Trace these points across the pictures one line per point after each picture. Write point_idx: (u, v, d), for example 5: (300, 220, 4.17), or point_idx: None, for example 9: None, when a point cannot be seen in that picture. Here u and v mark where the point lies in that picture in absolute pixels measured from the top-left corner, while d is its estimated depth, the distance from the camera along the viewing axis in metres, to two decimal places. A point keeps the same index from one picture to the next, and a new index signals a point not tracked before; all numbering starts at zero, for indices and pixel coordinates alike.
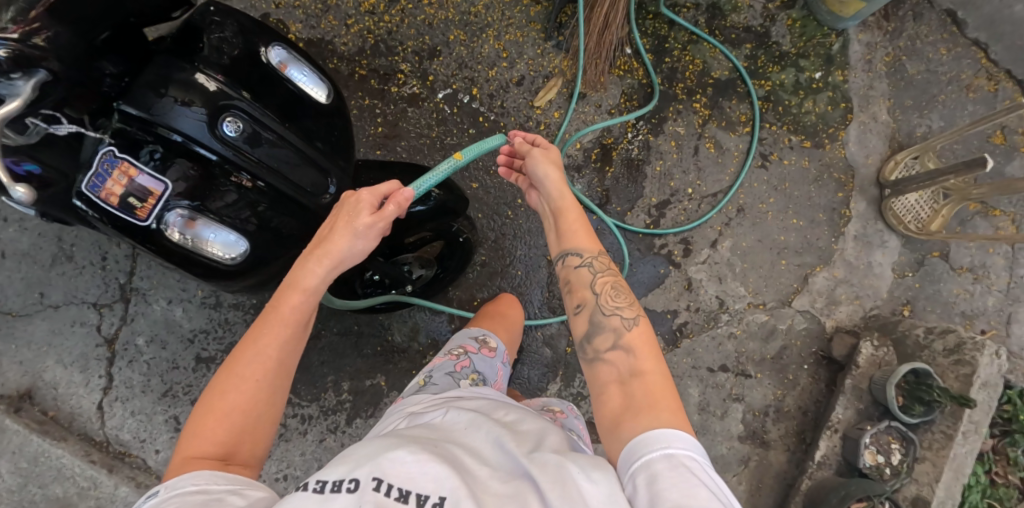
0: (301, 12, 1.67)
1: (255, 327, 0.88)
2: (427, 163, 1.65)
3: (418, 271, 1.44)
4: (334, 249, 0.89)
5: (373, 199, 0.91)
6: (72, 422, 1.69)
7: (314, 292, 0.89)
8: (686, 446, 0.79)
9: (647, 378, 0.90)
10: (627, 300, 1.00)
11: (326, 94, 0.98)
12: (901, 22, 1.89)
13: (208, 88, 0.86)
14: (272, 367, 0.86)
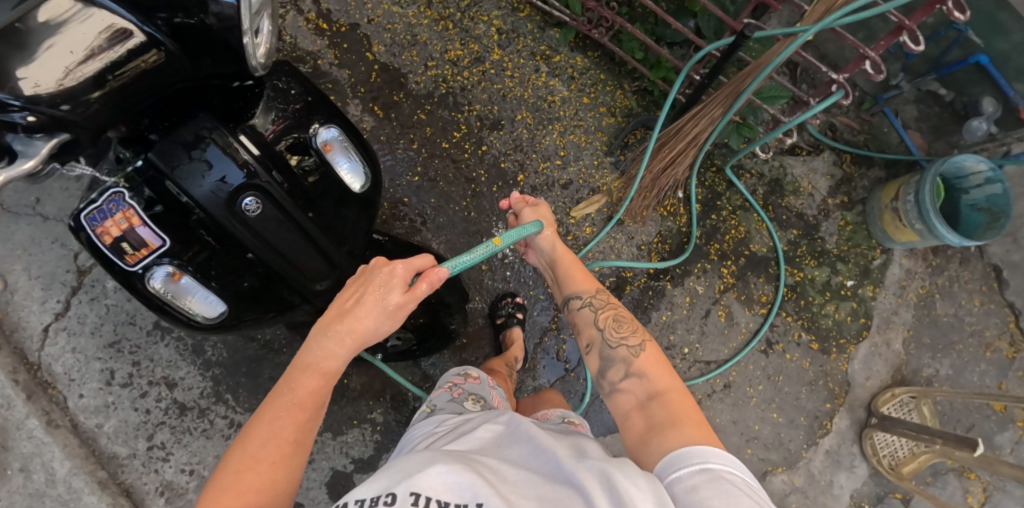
0: (388, 36, 1.66)
1: (265, 404, 0.81)
2: (449, 226, 1.62)
3: (394, 342, 1.34)
4: (364, 329, 0.84)
5: (403, 275, 0.86)
6: (12, 332, 1.58)
7: (334, 371, 0.84)
8: (724, 460, 0.75)
9: (665, 397, 0.89)
10: (631, 332, 0.99)
11: (362, 185, 1.00)
12: (945, 260, 1.88)
13: (246, 162, 0.85)
14: (287, 444, 0.80)
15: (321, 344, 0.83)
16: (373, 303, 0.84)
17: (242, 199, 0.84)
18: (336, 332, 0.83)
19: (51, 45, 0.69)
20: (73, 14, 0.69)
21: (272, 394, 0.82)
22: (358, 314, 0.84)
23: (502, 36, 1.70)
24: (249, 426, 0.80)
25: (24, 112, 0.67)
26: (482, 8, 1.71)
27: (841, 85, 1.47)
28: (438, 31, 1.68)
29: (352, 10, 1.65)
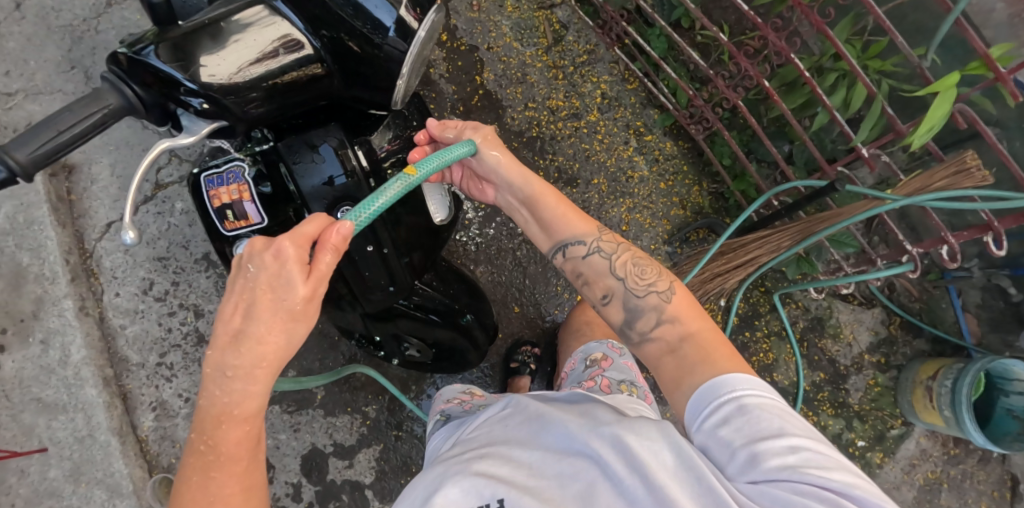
0: (501, 68, 1.74)
1: (188, 471, 0.77)
2: (498, 259, 1.65)
3: (412, 353, 1.31)
4: (275, 348, 0.77)
5: (297, 254, 0.77)
6: (79, 218, 1.65)
7: (250, 414, 0.77)
8: (753, 387, 0.82)
9: (696, 337, 0.93)
10: (653, 275, 1.02)
11: (444, 218, 1.07)
12: (964, 453, 1.83)
13: (350, 176, 0.95)
14: (238, 494, 0.77)
15: (223, 389, 0.76)
16: (271, 324, 0.76)
17: (337, 208, 0.94)
18: (233, 368, 0.76)
19: (239, 39, 0.78)
20: (260, 18, 0.79)
21: (192, 455, 0.77)
22: (244, 342, 0.75)
23: (605, 101, 1.76)
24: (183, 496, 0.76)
25: (199, 97, 0.78)
26: (595, 70, 1.78)
27: (912, 257, 1.48)
28: (547, 77, 1.76)
29: (477, 33, 1.73)
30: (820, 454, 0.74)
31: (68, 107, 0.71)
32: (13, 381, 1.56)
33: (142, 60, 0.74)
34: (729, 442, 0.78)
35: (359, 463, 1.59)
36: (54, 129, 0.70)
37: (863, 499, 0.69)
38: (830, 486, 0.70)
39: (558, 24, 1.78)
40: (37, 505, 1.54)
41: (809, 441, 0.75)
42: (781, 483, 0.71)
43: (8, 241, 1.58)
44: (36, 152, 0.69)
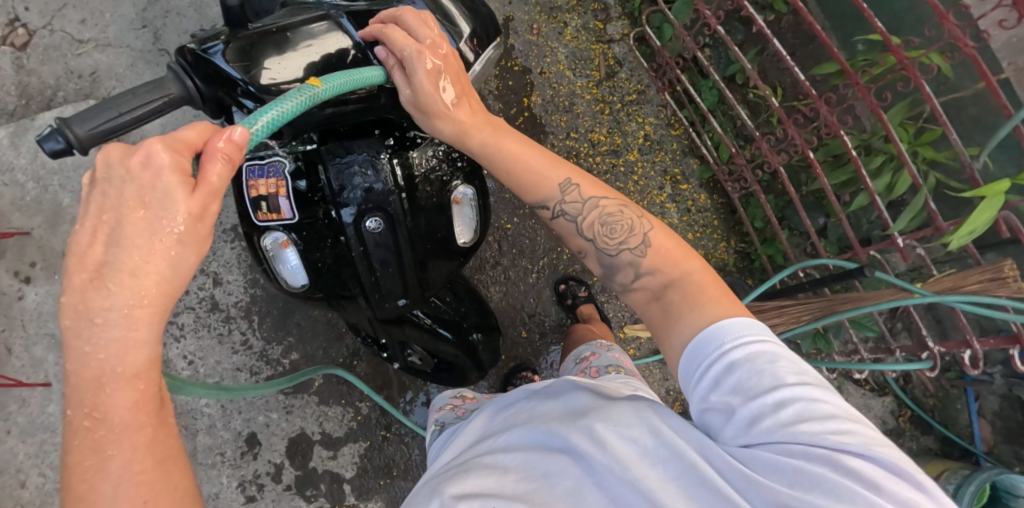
0: (550, 94, 1.75)
1: (72, 451, 0.65)
2: (513, 280, 1.65)
3: (414, 360, 1.33)
4: (154, 279, 0.66)
5: (171, 162, 0.66)
6: None
7: (135, 369, 0.66)
8: (743, 334, 0.77)
9: (678, 285, 0.86)
10: (626, 232, 0.92)
11: (469, 239, 1.10)
12: None
13: (383, 187, 0.95)
14: (143, 463, 0.66)
15: (92, 341, 0.65)
16: (142, 253, 0.65)
17: (364, 216, 0.94)
18: (105, 312, 0.64)
19: (308, 46, 0.84)
20: (326, 31, 0.86)
21: (74, 432, 0.65)
22: (111, 276, 0.65)
23: (647, 142, 1.76)
24: (74, 483, 0.65)
25: (254, 101, 0.82)
26: (642, 110, 1.78)
27: (933, 354, 1.43)
28: (594, 109, 1.77)
29: (532, 56, 1.75)
30: (815, 403, 0.71)
31: (133, 90, 0.73)
32: (32, 314, 1.65)
33: (208, 57, 0.79)
34: (726, 404, 0.75)
35: (343, 456, 1.61)
36: (117, 108, 0.71)
37: (860, 449, 0.67)
38: (824, 442, 0.68)
39: (613, 60, 1.80)
40: (31, 436, 1.61)
41: (803, 390, 0.72)
42: (777, 448, 0.69)
43: (54, 183, 1.67)
44: (97, 128, 0.69)
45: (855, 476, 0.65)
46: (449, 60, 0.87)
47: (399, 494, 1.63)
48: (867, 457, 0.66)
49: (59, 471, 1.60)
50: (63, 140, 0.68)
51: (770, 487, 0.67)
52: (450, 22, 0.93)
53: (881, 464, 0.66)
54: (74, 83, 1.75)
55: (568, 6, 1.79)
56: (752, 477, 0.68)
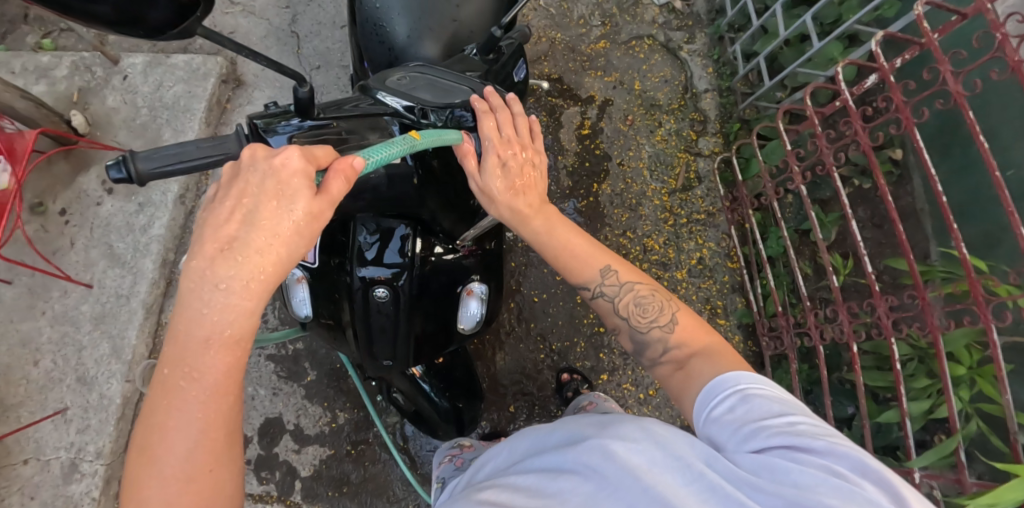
0: (619, 190, 1.79)
1: (157, 405, 0.67)
2: (520, 348, 1.68)
3: (397, 396, 1.35)
4: (272, 261, 0.67)
5: (303, 167, 0.68)
6: (223, 127, 1.90)
7: (238, 336, 0.67)
8: (752, 375, 0.84)
9: (700, 355, 0.91)
10: (658, 311, 0.98)
11: (469, 329, 1.13)
12: None
13: (402, 263, 0.99)
14: (218, 434, 0.67)
15: (209, 304, 0.66)
16: (269, 238, 0.67)
17: (377, 284, 0.98)
18: (226, 282, 0.66)
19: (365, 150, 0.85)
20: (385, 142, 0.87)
21: (165, 382, 0.66)
22: (239, 251, 0.66)
23: (699, 265, 1.75)
24: (149, 436, 0.66)
25: None
26: (705, 233, 1.77)
27: None
28: (658, 216, 1.78)
29: (616, 147, 1.83)
30: (812, 423, 0.76)
31: (198, 141, 0.73)
32: (103, 220, 1.79)
33: (267, 138, 0.79)
34: (734, 429, 0.79)
35: (306, 454, 1.65)
36: (180, 153, 0.72)
37: (852, 454, 0.70)
38: (818, 446, 0.72)
39: (694, 174, 1.81)
40: (59, 324, 1.72)
41: (803, 415, 0.77)
42: (780, 455, 0.72)
43: (163, 115, 1.84)
44: (157, 168, 0.69)
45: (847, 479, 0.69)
46: (514, 155, 0.91)
47: None
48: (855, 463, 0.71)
49: (68, 364, 1.70)
50: (126, 172, 0.70)
51: (775, 489, 0.69)
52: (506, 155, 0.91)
53: (875, 469, 0.69)
54: (212, 37, 1.94)
55: (667, 109, 1.87)
56: (760, 483, 0.71)
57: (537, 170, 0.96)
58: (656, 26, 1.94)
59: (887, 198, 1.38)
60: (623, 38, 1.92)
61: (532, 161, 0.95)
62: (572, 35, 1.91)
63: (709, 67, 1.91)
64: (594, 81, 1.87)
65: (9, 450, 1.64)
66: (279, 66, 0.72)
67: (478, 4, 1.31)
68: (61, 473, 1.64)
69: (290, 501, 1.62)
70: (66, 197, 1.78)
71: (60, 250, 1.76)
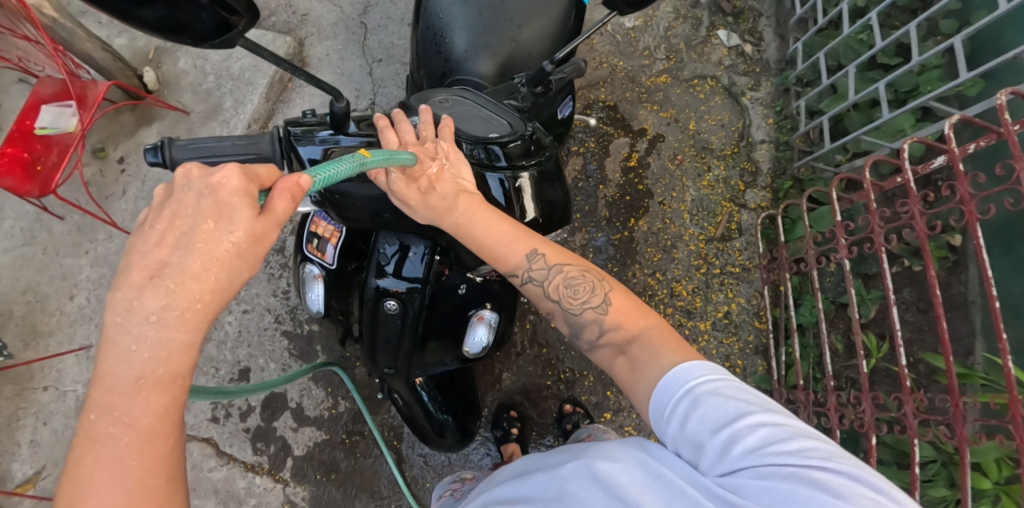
0: (655, 230, 1.78)
1: (81, 457, 0.61)
2: (530, 370, 1.68)
3: (395, 399, 1.34)
4: (211, 286, 0.65)
5: (241, 186, 0.66)
6: (282, 104, 1.95)
7: (176, 372, 0.64)
8: (704, 372, 0.79)
9: (639, 339, 0.87)
10: (589, 293, 0.93)
11: (474, 355, 1.13)
12: None
13: (416, 285, 0.97)
14: (147, 481, 0.62)
15: (137, 339, 0.62)
16: (203, 262, 0.64)
17: (388, 297, 0.98)
18: (157, 313, 0.62)
19: None
20: None
21: (87, 431, 0.62)
22: (171, 277, 0.63)
23: (725, 319, 1.72)
24: (69, 493, 0.60)
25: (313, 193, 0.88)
26: (737, 287, 1.74)
27: None
28: (691, 262, 1.76)
29: (660, 186, 1.81)
30: (778, 426, 0.71)
31: (233, 138, 0.79)
32: (155, 174, 1.85)
33: (297, 146, 0.84)
34: (699, 438, 0.74)
35: (302, 434, 1.67)
36: (214, 148, 0.78)
37: (826, 460, 0.66)
38: (787, 455, 0.68)
39: (735, 225, 1.78)
40: (97, 266, 1.79)
41: (768, 416, 0.73)
42: (751, 469, 0.68)
43: (228, 85, 1.91)
44: (189, 158, 0.75)
45: (822, 487, 0.63)
46: (406, 157, 0.84)
47: (324, 500, 1.64)
48: (830, 468, 0.65)
49: (98, 305, 1.77)
50: (162, 157, 0.76)
51: None
52: (524, 204, 0.92)
53: (851, 476, 0.65)
54: (286, 16, 1.97)
55: (719, 154, 1.83)
56: (733, 501, 0.67)
57: (444, 159, 0.86)
58: (721, 68, 1.90)
59: (934, 291, 1.28)
60: (686, 75, 1.89)
61: (431, 150, 0.86)
62: (634, 65, 1.90)
63: (770, 118, 1.86)
64: (648, 114, 1.86)
65: (31, 376, 1.71)
66: (318, 83, 0.81)
67: (540, 26, 1.31)
68: (74, 407, 1.70)
69: (279, 478, 1.65)
70: (126, 147, 1.85)
71: (111, 197, 1.82)
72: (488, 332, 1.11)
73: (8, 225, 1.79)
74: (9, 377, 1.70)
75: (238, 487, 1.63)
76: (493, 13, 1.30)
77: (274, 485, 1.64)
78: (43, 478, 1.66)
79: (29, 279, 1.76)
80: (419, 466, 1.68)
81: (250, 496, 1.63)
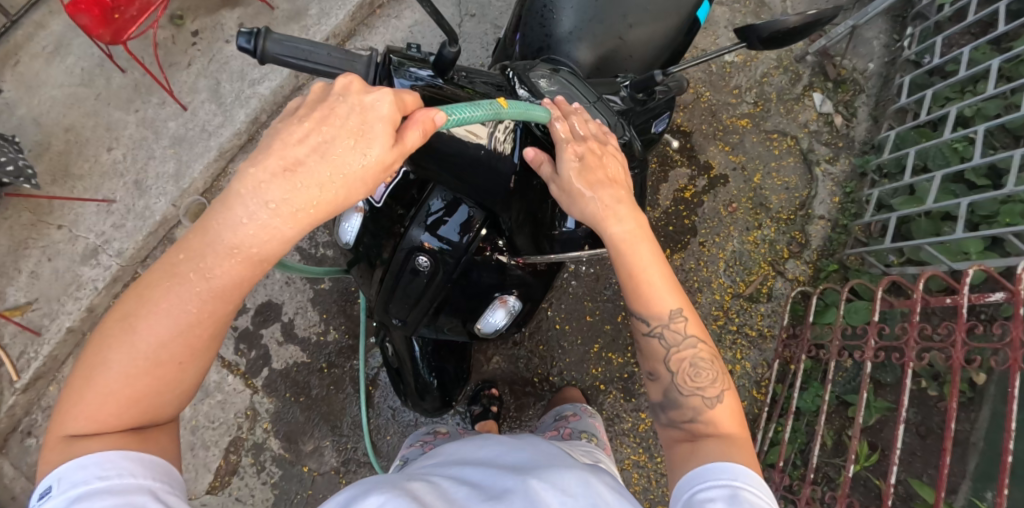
0: (687, 268, 1.75)
1: (158, 282, 0.72)
2: (522, 363, 1.68)
3: (387, 348, 1.35)
4: (330, 199, 0.71)
5: (388, 114, 0.72)
6: (366, 29, 1.93)
7: (263, 255, 0.72)
8: (750, 480, 0.77)
9: (733, 437, 0.87)
10: (708, 381, 0.92)
11: (485, 333, 1.11)
12: None
13: (451, 254, 0.98)
14: (194, 333, 0.72)
15: (248, 216, 0.69)
16: (332, 175, 0.70)
17: (422, 253, 0.98)
18: (277, 204, 0.69)
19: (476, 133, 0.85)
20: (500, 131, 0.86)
21: (171, 268, 0.71)
22: (304, 178, 0.69)
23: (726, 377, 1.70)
24: (132, 307, 0.72)
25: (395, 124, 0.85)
26: (747, 351, 1.71)
27: None
28: (710, 311, 1.73)
29: (706, 227, 1.77)
30: None
31: (331, 49, 0.75)
32: (224, 57, 1.84)
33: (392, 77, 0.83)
34: None
35: (286, 350, 1.68)
36: (309, 53, 0.73)
37: None
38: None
39: (767, 289, 1.74)
40: (143, 128, 1.79)
41: None
42: None
43: None
44: (282, 56, 0.71)
45: None
46: (593, 150, 0.85)
47: (286, 418, 1.65)
48: None
49: (133, 164, 1.77)
50: (253, 45, 0.70)
51: None
52: None
53: None
54: None
55: (774, 215, 1.79)
56: None
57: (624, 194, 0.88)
58: (805, 131, 1.84)
59: (949, 423, 1.24)
60: (767, 127, 1.84)
61: (616, 170, 0.88)
62: (720, 100, 1.85)
63: (836, 196, 1.80)
64: (717, 152, 1.82)
65: (49, 211, 1.72)
66: (440, 20, 0.75)
67: (649, 32, 1.29)
68: (80, 253, 1.71)
69: (251, 383, 1.66)
70: (204, 22, 1.83)
71: (176, 66, 1.82)
72: (506, 317, 1.09)
73: (71, 61, 1.79)
74: (29, 205, 1.71)
75: (209, 379, 1.64)
76: (606, 5, 1.27)
77: (243, 388, 1.65)
78: (32, 310, 1.67)
79: (76, 118, 1.77)
80: (386, 418, 1.69)
81: (218, 391, 1.64)
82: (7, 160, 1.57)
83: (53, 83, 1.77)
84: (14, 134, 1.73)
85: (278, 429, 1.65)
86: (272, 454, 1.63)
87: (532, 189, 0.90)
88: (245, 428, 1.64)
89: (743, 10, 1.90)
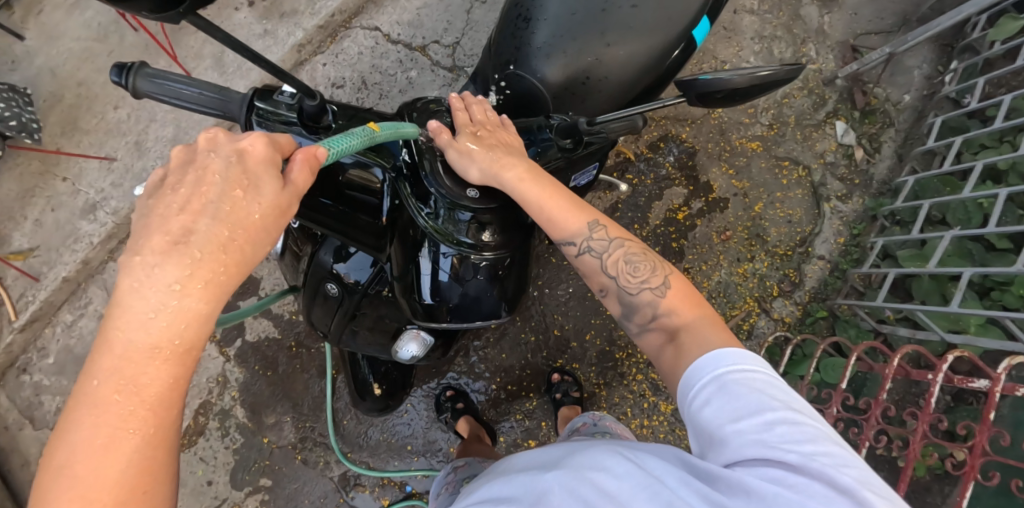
0: None
1: (76, 420, 0.57)
2: (483, 367, 1.67)
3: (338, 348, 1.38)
4: (236, 260, 0.60)
5: (267, 155, 0.62)
6: None
7: (192, 344, 0.59)
8: (734, 355, 0.73)
9: (693, 325, 0.81)
10: (649, 272, 0.88)
11: (404, 360, 1.09)
12: None
13: (358, 285, 1.00)
14: (143, 448, 0.58)
15: (156, 308, 0.57)
16: (229, 234, 0.59)
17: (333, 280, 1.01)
18: (181, 283, 0.57)
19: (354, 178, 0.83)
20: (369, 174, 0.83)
21: (89, 397, 0.57)
22: (197, 246, 0.57)
23: None
24: (54, 458, 0.57)
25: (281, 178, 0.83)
26: None
27: None
28: None
29: (695, 252, 1.69)
30: (800, 425, 0.66)
31: (202, 87, 0.72)
32: None
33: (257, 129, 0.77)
34: (716, 426, 0.69)
35: (259, 324, 1.72)
36: (181, 91, 0.71)
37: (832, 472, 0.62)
38: (792, 459, 0.63)
39: (748, 326, 1.66)
40: None
41: (792, 415, 0.67)
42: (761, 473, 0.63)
43: None
44: (152, 94, 0.68)
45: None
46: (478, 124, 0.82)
47: (252, 389, 1.71)
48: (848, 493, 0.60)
49: (136, 126, 1.82)
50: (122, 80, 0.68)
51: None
52: (464, 274, 0.83)
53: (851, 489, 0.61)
54: None
55: (770, 249, 1.69)
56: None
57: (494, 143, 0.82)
58: (820, 161, 1.70)
59: None
60: (778, 152, 1.71)
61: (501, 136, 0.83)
62: (733, 118, 1.72)
63: (842, 236, 1.68)
64: (720, 175, 1.71)
65: (56, 163, 1.79)
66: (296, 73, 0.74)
67: (631, 51, 1.20)
68: (81, 207, 1.79)
69: (223, 352, 1.72)
70: None
71: (184, 30, 1.83)
72: (420, 349, 1.07)
73: (89, 15, 1.82)
74: (38, 155, 1.78)
75: None
76: (585, 19, 1.19)
77: (216, 355, 1.71)
78: (34, 256, 1.77)
79: (87, 74, 1.81)
80: (346, 402, 1.72)
81: None
82: (10, 114, 1.65)
83: (69, 37, 1.81)
84: (29, 85, 1.79)
85: (245, 399, 1.71)
86: (236, 421, 1.70)
87: (408, 236, 0.84)
88: (214, 393, 1.70)
89: (774, 22, 1.74)
